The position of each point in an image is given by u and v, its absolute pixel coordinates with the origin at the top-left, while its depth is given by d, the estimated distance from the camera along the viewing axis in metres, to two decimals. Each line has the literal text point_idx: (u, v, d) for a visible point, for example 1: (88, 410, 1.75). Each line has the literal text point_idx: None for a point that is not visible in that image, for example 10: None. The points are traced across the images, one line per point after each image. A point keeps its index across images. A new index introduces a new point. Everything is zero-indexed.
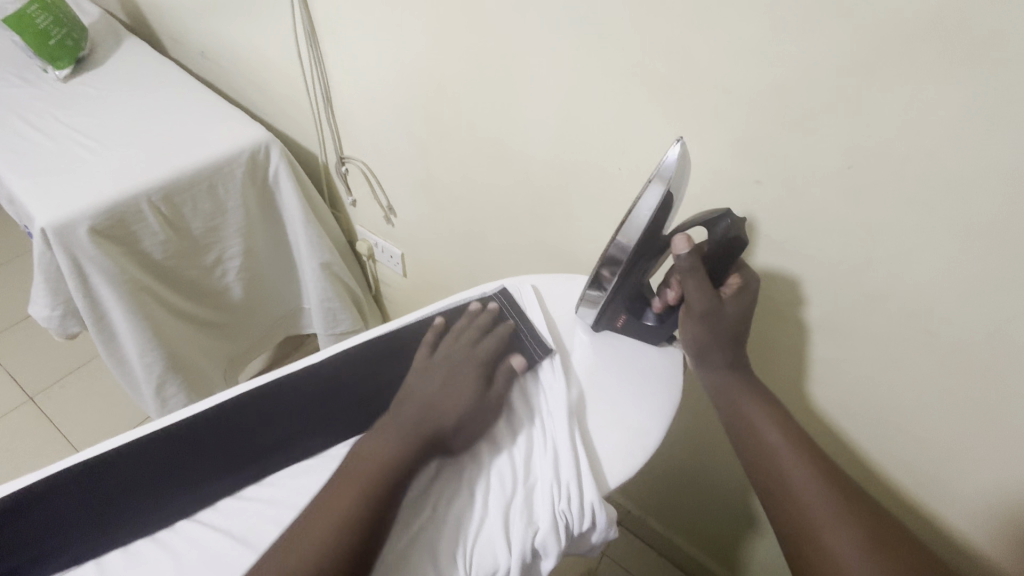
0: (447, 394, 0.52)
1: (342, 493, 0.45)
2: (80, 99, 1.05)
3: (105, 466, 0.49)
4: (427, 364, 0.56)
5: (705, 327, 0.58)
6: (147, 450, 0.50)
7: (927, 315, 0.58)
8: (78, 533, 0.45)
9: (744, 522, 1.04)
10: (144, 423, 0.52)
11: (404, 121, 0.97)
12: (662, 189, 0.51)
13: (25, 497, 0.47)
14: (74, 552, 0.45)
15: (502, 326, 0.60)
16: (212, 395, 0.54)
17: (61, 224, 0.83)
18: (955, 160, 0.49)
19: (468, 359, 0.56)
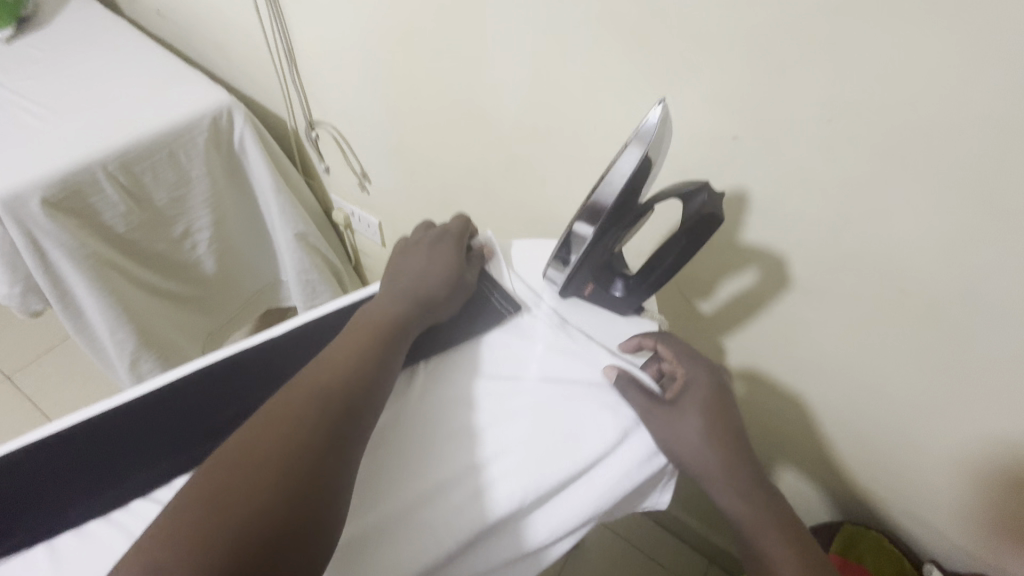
0: (431, 260, 0.58)
1: (334, 358, 0.48)
2: (25, 62, 0.98)
3: (58, 449, 0.48)
4: (404, 251, 0.60)
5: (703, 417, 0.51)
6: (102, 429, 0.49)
7: (904, 274, 0.57)
8: (25, 515, 0.44)
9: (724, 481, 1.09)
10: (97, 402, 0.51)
11: (372, 82, 0.92)
12: (640, 154, 0.46)
13: None
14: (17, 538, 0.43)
15: (460, 217, 0.64)
16: (162, 373, 0.52)
17: (10, 197, 0.79)
18: (939, 109, 0.47)
19: (442, 237, 0.60)
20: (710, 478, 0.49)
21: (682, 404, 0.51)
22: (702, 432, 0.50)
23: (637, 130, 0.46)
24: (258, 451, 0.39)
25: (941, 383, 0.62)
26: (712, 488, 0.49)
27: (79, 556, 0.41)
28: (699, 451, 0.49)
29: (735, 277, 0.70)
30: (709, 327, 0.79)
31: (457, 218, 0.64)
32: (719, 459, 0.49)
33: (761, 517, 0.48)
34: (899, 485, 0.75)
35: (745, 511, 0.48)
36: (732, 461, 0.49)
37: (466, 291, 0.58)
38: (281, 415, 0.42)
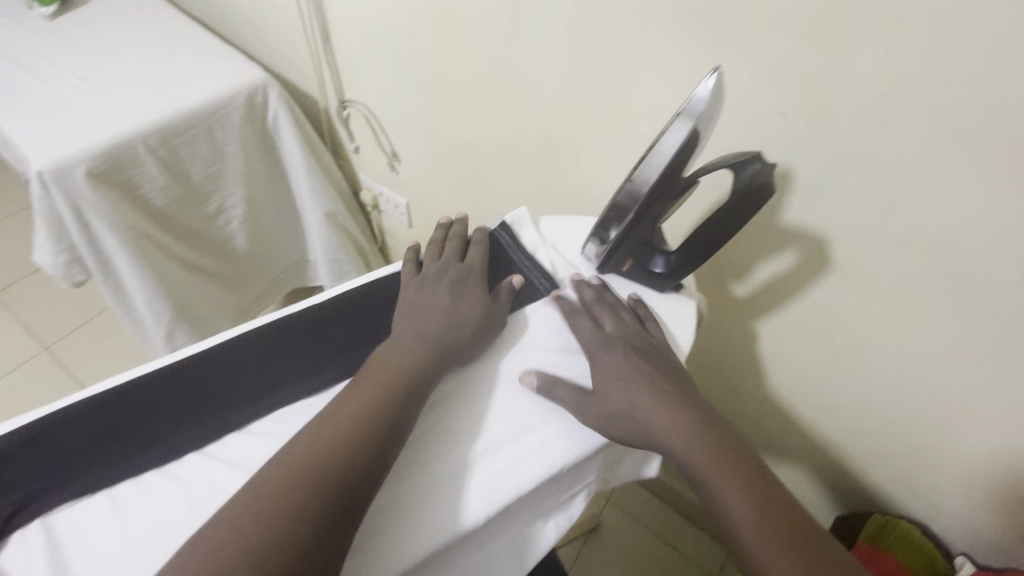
0: (452, 297, 0.52)
1: (344, 410, 0.43)
2: (67, 37, 1.00)
3: (106, 404, 0.47)
4: (421, 282, 0.55)
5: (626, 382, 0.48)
6: (149, 386, 0.48)
7: (956, 256, 0.55)
8: (76, 465, 0.43)
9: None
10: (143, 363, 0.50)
11: (407, 60, 0.92)
12: (689, 129, 0.45)
13: (26, 435, 0.44)
14: (72, 486, 0.42)
15: (482, 244, 0.59)
16: (207, 337, 0.52)
17: (56, 167, 0.81)
18: (1007, 80, 0.45)
19: (465, 273, 0.56)
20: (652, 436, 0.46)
21: (615, 366, 0.49)
22: (634, 392, 0.47)
23: (685, 104, 0.45)
24: (260, 498, 0.38)
25: (985, 372, 0.60)
26: (663, 436, 0.46)
27: (138, 503, 0.41)
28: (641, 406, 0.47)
29: (774, 259, 0.69)
30: (742, 311, 0.78)
31: (477, 246, 0.59)
32: (658, 413, 0.46)
33: (711, 465, 0.44)
34: (934, 476, 0.74)
35: (696, 462, 0.44)
36: (672, 413, 0.46)
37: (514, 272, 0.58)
38: (299, 460, 0.40)
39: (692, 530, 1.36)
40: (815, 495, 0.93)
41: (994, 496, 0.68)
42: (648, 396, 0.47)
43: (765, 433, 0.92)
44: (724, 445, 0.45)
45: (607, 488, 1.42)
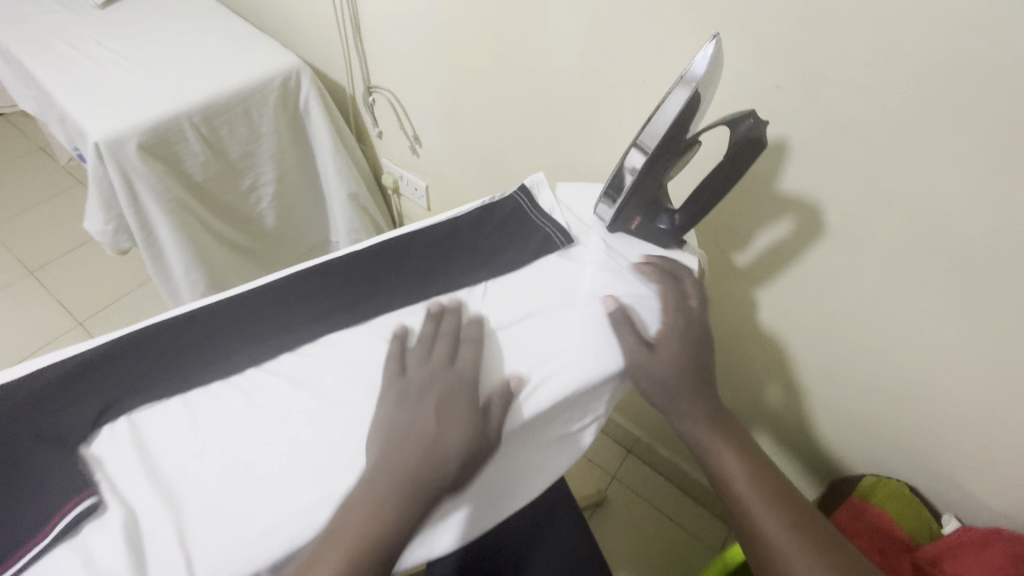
0: (438, 416, 0.46)
1: (326, 552, 0.40)
2: (117, 24, 1.08)
3: (171, 329, 0.52)
4: (405, 398, 0.47)
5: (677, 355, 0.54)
6: (208, 316, 0.53)
7: (937, 217, 0.61)
8: (151, 378, 0.48)
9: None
10: (200, 298, 0.55)
11: (432, 46, 0.99)
12: (689, 94, 0.50)
13: (101, 354, 0.49)
14: (149, 394, 0.47)
15: (478, 343, 0.52)
16: (256, 279, 0.57)
17: (111, 139, 0.88)
18: (979, 51, 0.51)
19: (455, 384, 0.48)
20: (678, 411, 0.54)
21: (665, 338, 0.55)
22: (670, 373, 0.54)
23: (684, 74, 0.50)
24: None
25: (967, 328, 0.65)
26: (685, 409, 0.54)
27: (208, 408, 0.47)
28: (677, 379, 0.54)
29: (772, 227, 0.74)
30: (742, 280, 0.83)
31: (473, 344, 0.51)
32: (684, 394, 0.54)
33: (717, 438, 0.53)
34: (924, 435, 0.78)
35: (706, 438, 0.53)
36: (695, 394, 0.54)
37: (534, 228, 0.63)
38: None
39: (694, 508, 1.41)
40: (812, 463, 0.98)
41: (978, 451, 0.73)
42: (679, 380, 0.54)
43: (763, 403, 0.97)
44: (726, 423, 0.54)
45: (612, 466, 1.47)
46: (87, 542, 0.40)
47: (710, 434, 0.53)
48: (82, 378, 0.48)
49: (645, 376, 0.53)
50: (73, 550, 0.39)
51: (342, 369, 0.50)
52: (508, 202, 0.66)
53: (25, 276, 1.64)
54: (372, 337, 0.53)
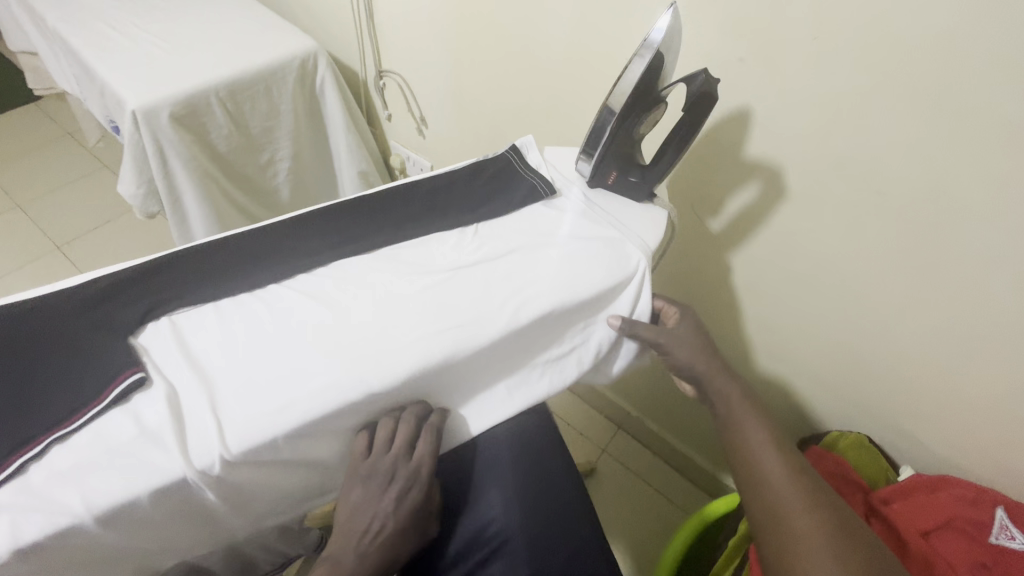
0: (397, 506, 0.52)
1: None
2: (152, 9, 1.18)
3: (204, 252, 0.61)
4: (364, 486, 0.53)
5: (692, 343, 0.68)
6: (234, 243, 0.62)
7: (880, 175, 0.68)
8: (186, 289, 0.57)
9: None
10: (228, 230, 0.64)
11: (438, 32, 1.08)
12: (650, 57, 0.58)
13: (146, 267, 0.58)
14: (186, 299, 0.56)
15: (429, 442, 0.54)
16: (276, 216, 0.66)
17: (147, 108, 0.97)
18: (909, 22, 0.58)
19: (412, 481, 0.53)
20: (705, 374, 0.67)
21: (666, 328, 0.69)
22: (697, 343, 0.68)
23: (644, 42, 0.58)
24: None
25: (910, 280, 0.72)
26: (712, 381, 0.67)
27: (235, 312, 0.56)
28: (697, 352, 0.67)
29: (741, 191, 0.82)
30: (716, 244, 0.91)
31: (424, 437, 0.54)
32: (714, 362, 0.68)
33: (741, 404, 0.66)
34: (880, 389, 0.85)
35: (733, 406, 0.66)
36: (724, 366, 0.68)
37: (521, 180, 0.71)
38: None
39: (680, 480, 1.47)
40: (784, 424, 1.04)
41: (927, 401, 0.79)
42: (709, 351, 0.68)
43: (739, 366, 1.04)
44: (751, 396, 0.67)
45: (603, 440, 1.53)
46: (137, 406, 0.48)
47: (730, 400, 0.66)
48: (132, 285, 0.56)
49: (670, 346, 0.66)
50: (125, 412, 0.47)
51: (349, 286, 0.59)
52: (500, 159, 0.74)
53: (52, 249, 1.74)
54: (374, 264, 0.61)
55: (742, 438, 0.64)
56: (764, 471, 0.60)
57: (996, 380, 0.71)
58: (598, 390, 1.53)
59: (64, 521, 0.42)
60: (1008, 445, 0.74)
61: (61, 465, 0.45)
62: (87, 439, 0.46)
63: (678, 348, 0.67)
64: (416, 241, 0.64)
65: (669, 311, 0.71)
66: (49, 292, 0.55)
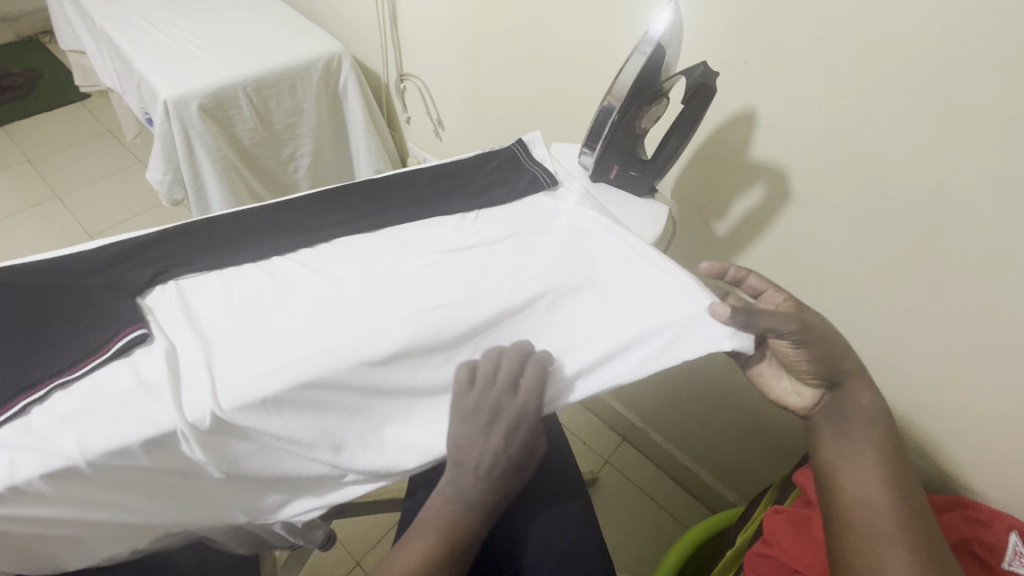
0: (502, 442, 0.50)
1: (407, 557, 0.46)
2: (191, 10, 1.25)
3: (215, 225, 0.64)
4: (470, 423, 0.51)
5: (824, 339, 0.56)
6: (244, 218, 0.65)
7: (885, 176, 0.67)
8: (196, 257, 0.60)
9: (728, 416, 1.22)
10: (239, 207, 0.67)
11: (457, 36, 1.12)
12: (649, 53, 0.59)
13: (162, 236, 0.61)
14: (195, 266, 0.59)
15: (541, 373, 0.53)
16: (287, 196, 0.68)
17: (178, 98, 1.02)
18: (910, 21, 0.58)
19: (520, 418, 0.51)
20: (843, 380, 0.57)
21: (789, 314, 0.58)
22: (842, 351, 0.58)
23: (643, 39, 0.59)
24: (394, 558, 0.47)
25: (916, 287, 0.70)
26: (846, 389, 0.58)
27: (238, 280, 0.58)
28: (833, 349, 0.57)
29: (746, 193, 0.82)
30: (722, 247, 0.90)
31: (536, 370, 0.53)
32: (863, 387, 0.58)
33: (885, 448, 0.57)
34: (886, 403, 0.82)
35: (865, 426, 0.57)
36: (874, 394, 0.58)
37: (525, 172, 0.72)
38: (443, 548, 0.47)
39: (683, 495, 1.44)
40: None
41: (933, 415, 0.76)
42: (859, 366, 0.59)
43: None
44: (892, 439, 0.58)
45: (606, 451, 1.51)
46: (137, 360, 0.50)
47: (867, 435, 0.57)
48: (146, 251, 0.60)
49: (806, 337, 0.54)
50: (125, 364, 0.50)
51: (348, 263, 0.60)
52: (505, 151, 0.75)
53: (86, 238, 1.83)
54: (375, 243, 0.63)
55: (859, 485, 0.55)
56: (888, 530, 0.52)
57: (1005, 394, 0.68)
58: (604, 399, 1.51)
59: (58, 463, 0.43)
60: (1018, 465, 0.71)
61: (61, 411, 0.47)
62: (88, 387, 0.48)
63: (809, 344, 0.55)
64: (418, 224, 0.66)
65: (784, 300, 0.62)
66: (68, 255, 0.58)
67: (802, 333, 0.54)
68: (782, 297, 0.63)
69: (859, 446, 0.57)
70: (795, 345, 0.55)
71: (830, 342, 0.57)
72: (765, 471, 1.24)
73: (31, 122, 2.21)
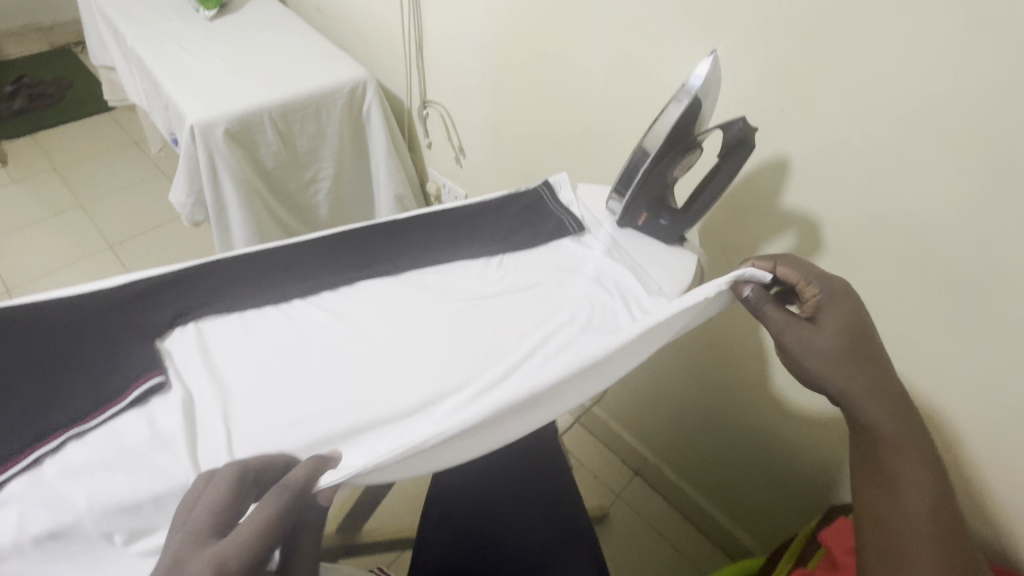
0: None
1: None
2: (220, 34, 1.27)
3: (236, 264, 0.63)
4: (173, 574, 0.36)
5: (842, 350, 0.53)
6: (264, 258, 0.64)
7: (926, 232, 0.64)
8: (215, 298, 0.59)
9: (748, 457, 1.18)
10: (259, 245, 0.66)
11: (482, 67, 1.12)
12: (687, 102, 0.57)
13: (183, 275, 0.60)
14: (214, 308, 0.58)
15: (291, 488, 0.41)
16: (308, 234, 0.68)
17: (205, 123, 1.03)
18: (958, 77, 0.56)
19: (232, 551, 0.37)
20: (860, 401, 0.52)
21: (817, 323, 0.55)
22: (859, 363, 0.53)
23: (682, 87, 0.58)
24: None
25: (957, 347, 0.67)
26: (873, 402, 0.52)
27: (259, 324, 0.57)
28: (850, 366, 0.53)
29: (776, 240, 0.79)
30: None
31: (279, 490, 0.40)
32: (881, 408, 0.52)
33: (916, 470, 0.52)
34: None
35: (895, 439, 0.52)
36: (897, 417, 0.53)
37: (550, 216, 0.71)
38: None
39: (698, 536, 1.39)
40: None
41: (968, 482, 0.72)
42: (877, 379, 0.53)
43: None
44: (927, 459, 0.53)
45: (618, 485, 1.46)
46: (153, 410, 0.49)
47: (902, 451, 0.52)
48: (166, 290, 0.59)
49: (794, 361, 0.54)
50: (141, 414, 0.48)
51: (368, 307, 0.59)
52: (531, 193, 0.74)
53: (105, 249, 1.85)
54: (399, 288, 0.62)
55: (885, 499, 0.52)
56: (909, 548, 0.50)
57: None
58: (617, 433, 1.47)
59: (66, 520, 0.42)
60: None
61: (74, 463, 0.45)
62: (101, 437, 0.47)
63: (817, 358, 0.53)
64: (440, 269, 0.65)
65: (813, 294, 0.57)
66: (88, 292, 0.58)
67: (790, 354, 0.54)
68: (810, 279, 0.58)
69: (890, 456, 0.53)
70: (795, 367, 0.55)
71: (851, 354, 0.53)
72: (786, 517, 1.19)
73: (58, 132, 2.25)
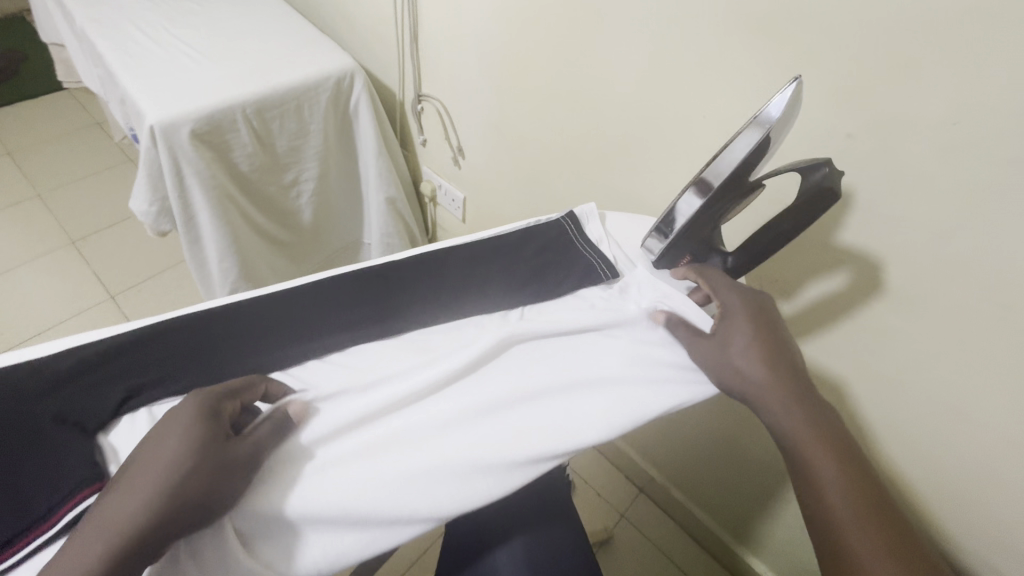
0: (184, 466, 0.37)
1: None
2: (187, 14, 1.11)
3: (202, 322, 0.52)
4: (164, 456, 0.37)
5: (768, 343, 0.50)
6: (237, 313, 0.53)
7: (1013, 290, 0.55)
8: (176, 372, 0.48)
9: (763, 488, 1.12)
10: (228, 295, 0.55)
11: (486, 62, 0.99)
12: (760, 136, 0.47)
13: (133, 340, 0.49)
14: (174, 386, 0.47)
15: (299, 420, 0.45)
16: (290, 280, 0.57)
17: (167, 123, 0.90)
18: None
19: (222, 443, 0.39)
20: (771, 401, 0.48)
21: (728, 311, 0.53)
22: (768, 360, 0.49)
23: (757, 116, 0.47)
24: None
25: None
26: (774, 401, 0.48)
27: None
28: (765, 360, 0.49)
29: (826, 279, 0.70)
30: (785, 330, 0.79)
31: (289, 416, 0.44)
32: (785, 401, 0.48)
33: (831, 459, 0.45)
34: (971, 534, 0.70)
35: (802, 431, 0.47)
36: (803, 406, 0.48)
37: (577, 259, 0.61)
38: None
39: (706, 558, 1.34)
40: None
41: None
42: (788, 375, 0.49)
43: None
44: (842, 446, 0.46)
45: (623, 504, 1.40)
46: None
47: (820, 441, 0.46)
48: (113, 361, 0.47)
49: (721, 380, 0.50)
50: None
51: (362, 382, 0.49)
52: (553, 227, 0.65)
53: (66, 244, 1.69)
54: (404, 353, 0.52)
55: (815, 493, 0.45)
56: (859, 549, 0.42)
57: None
58: (623, 451, 1.40)
59: None
60: None
61: None
62: None
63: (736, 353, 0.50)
64: (449, 329, 0.55)
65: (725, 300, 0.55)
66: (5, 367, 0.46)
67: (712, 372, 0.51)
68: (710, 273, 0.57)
69: (808, 453, 0.46)
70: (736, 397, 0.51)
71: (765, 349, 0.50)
72: (801, 545, 1.13)
73: (15, 111, 2.06)
